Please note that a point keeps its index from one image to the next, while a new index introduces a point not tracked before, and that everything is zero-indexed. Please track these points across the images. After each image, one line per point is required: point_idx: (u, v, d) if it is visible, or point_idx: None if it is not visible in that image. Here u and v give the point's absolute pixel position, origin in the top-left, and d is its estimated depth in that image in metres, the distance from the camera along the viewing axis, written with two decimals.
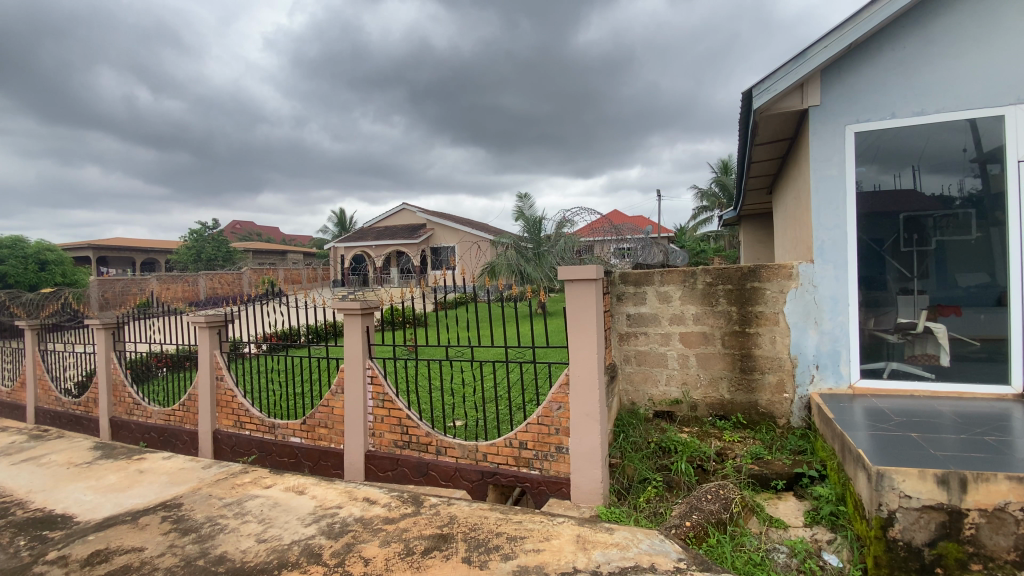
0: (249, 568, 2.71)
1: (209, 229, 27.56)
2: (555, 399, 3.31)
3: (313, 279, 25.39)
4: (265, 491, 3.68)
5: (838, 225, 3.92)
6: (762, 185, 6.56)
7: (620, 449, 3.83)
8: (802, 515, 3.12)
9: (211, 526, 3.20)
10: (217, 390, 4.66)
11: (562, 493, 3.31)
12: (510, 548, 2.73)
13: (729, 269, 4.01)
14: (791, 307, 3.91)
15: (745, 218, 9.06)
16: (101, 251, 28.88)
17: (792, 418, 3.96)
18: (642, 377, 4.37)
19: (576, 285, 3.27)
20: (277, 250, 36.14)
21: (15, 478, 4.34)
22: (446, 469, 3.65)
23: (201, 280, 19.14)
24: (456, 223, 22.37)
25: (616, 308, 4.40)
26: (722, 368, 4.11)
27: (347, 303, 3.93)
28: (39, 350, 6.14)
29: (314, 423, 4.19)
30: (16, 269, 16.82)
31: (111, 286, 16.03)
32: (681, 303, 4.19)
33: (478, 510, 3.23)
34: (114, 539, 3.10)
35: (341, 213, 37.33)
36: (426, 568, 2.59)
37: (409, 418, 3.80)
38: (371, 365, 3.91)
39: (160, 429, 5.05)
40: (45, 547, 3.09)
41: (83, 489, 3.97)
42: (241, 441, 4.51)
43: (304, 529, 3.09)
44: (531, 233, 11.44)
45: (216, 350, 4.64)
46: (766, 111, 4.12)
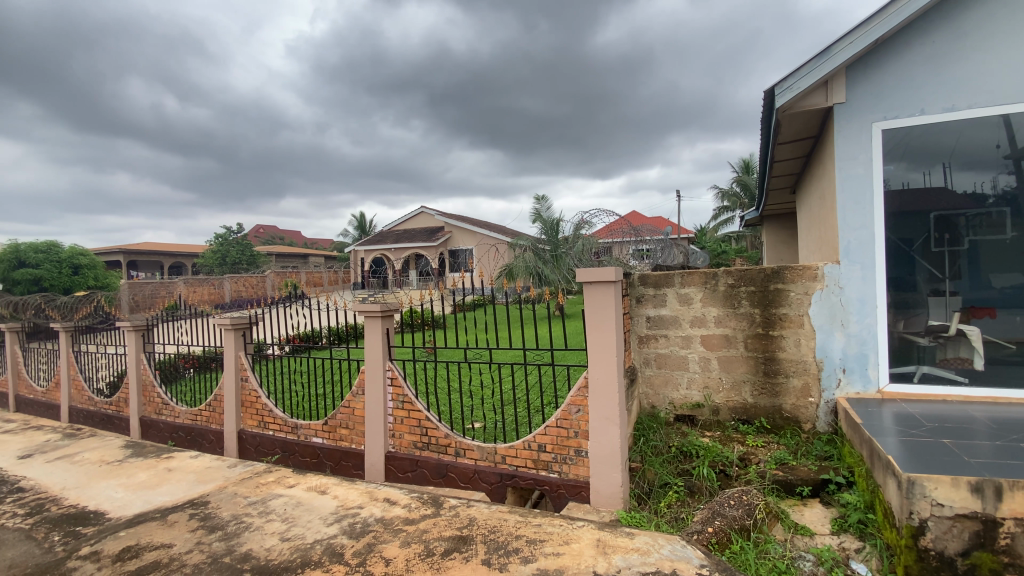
0: (273, 566, 2.76)
1: (233, 233, 28.24)
2: (574, 402, 3.29)
3: (333, 282, 25.76)
4: (288, 490, 3.74)
5: (864, 225, 3.82)
6: (784, 185, 6.43)
7: (640, 453, 3.79)
8: (828, 523, 3.04)
9: (237, 524, 3.27)
10: (242, 390, 4.76)
11: (580, 497, 3.29)
12: (529, 551, 2.73)
13: (752, 271, 3.94)
14: (816, 309, 3.82)
15: (767, 219, 8.90)
16: (130, 255, 29.84)
17: (817, 423, 3.87)
18: (662, 380, 4.33)
19: (594, 287, 3.25)
20: (299, 254, 36.82)
21: (50, 474, 4.50)
22: (464, 471, 3.65)
23: (225, 283, 19.58)
24: (473, 225, 22.47)
25: (635, 311, 4.36)
26: (745, 371, 4.04)
27: (368, 305, 3.98)
28: (73, 351, 6.35)
29: (335, 424, 4.24)
30: (51, 273, 17.50)
31: (141, 288, 16.53)
32: (702, 305, 4.13)
33: (497, 512, 3.23)
34: (144, 536, 3.19)
35: (360, 217, 37.88)
36: (446, 570, 2.60)
37: (428, 420, 3.82)
38: (391, 367, 3.95)
39: (187, 429, 5.17)
40: (78, 542, 3.19)
41: (114, 486, 4.09)
42: (265, 440, 4.59)
43: (326, 528, 3.14)
44: (549, 235, 11.43)
45: (240, 351, 4.73)
46: (789, 109, 4.05)
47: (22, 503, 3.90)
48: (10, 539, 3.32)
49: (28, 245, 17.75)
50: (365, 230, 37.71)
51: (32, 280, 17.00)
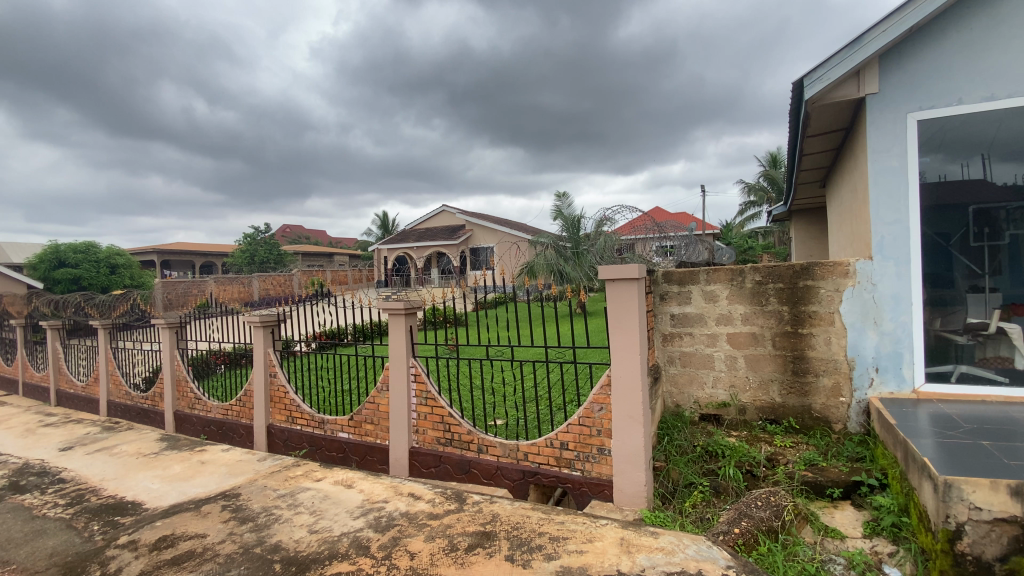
0: (302, 557, 2.82)
1: (261, 233, 28.95)
2: (597, 400, 3.28)
3: (357, 281, 26.15)
4: (316, 484, 3.83)
5: (898, 220, 3.69)
6: (813, 178, 6.26)
7: (664, 452, 3.74)
8: (860, 526, 2.95)
9: (266, 516, 3.35)
10: (270, 386, 4.88)
11: (604, 495, 3.27)
12: (553, 548, 2.73)
13: (780, 267, 3.85)
14: (848, 307, 3.71)
15: (796, 214, 8.66)
16: (164, 255, 30.88)
17: (849, 423, 3.76)
18: (686, 378, 4.27)
19: (617, 284, 3.23)
20: (323, 253, 37.49)
21: (91, 466, 4.70)
22: (487, 467, 3.67)
23: (253, 282, 20.10)
24: (494, 223, 22.50)
25: (659, 308, 4.31)
26: (773, 370, 3.95)
27: (391, 303, 4.03)
28: (111, 348, 6.61)
29: (361, 419, 4.31)
30: (90, 272, 18.23)
31: (174, 287, 17.10)
32: (728, 302, 4.06)
33: (520, 509, 3.24)
34: (179, 526, 3.31)
35: (382, 216, 38.35)
36: (470, 565, 2.63)
37: (451, 417, 3.85)
38: (415, 364, 3.99)
39: (218, 423, 5.33)
40: (117, 531, 3.33)
41: (151, 478, 4.24)
42: (293, 435, 4.70)
43: (352, 521, 3.20)
44: (570, 232, 11.38)
45: (269, 348, 4.85)
46: (819, 101, 3.94)
47: (65, 493, 4.08)
48: (54, 527, 3.48)
49: (68, 246, 18.52)
50: (388, 228, 38.18)
51: (73, 279, 17.76)
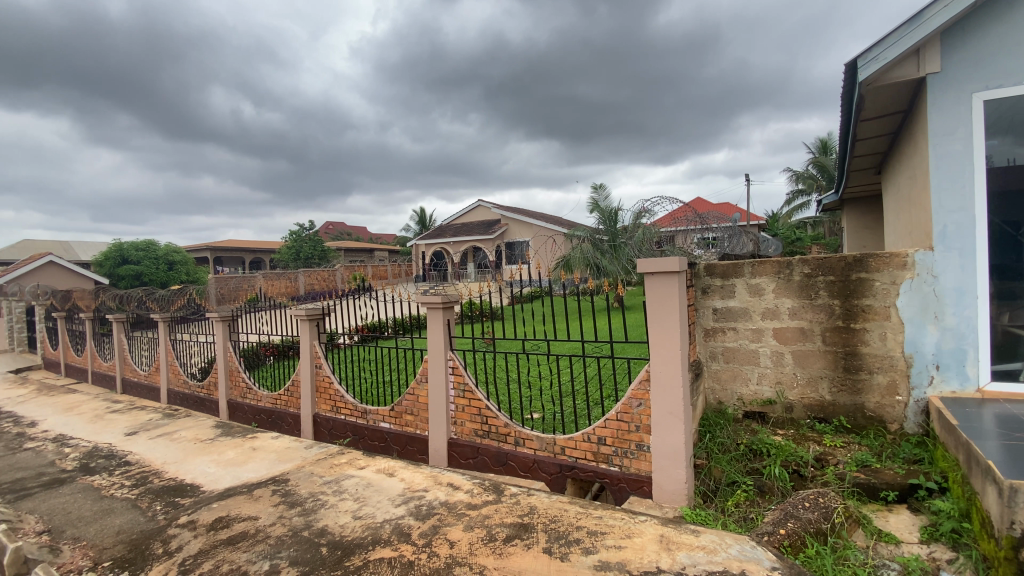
0: (346, 541, 2.93)
1: (305, 230, 30.02)
2: (636, 395, 3.23)
3: (395, 276, 26.73)
4: (359, 472, 3.97)
5: (963, 207, 3.44)
6: (868, 165, 5.93)
7: (706, 450, 3.66)
8: (917, 531, 2.80)
9: (314, 501, 3.50)
10: (316, 377, 5.07)
11: (642, 492, 3.23)
12: (591, 543, 2.72)
13: (831, 259, 3.67)
14: (905, 301, 3.50)
15: (849, 202, 8.22)
16: (216, 252, 32.54)
17: (906, 423, 3.55)
18: (730, 375, 4.15)
19: (656, 277, 3.17)
20: (363, 248, 38.50)
21: (154, 450, 5.03)
22: (525, 460, 3.69)
23: (298, 277, 20.89)
24: (529, 217, 22.44)
25: (701, 302, 4.21)
26: (823, 366, 3.79)
27: (429, 297, 4.10)
28: (170, 340, 7.02)
29: (401, 410, 4.42)
30: (150, 269, 19.46)
31: (225, 282, 17.99)
32: (775, 296, 3.91)
33: (558, 502, 3.25)
34: (233, 508, 3.50)
35: (419, 212, 38.95)
36: (508, 555, 2.66)
37: (488, 409, 3.89)
38: (452, 357, 4.05)
39: (268, 411, 5.58)
40: (178, 511, 3.55)
41: (207, 462, 4.50)
42: (337, 424, 4.87)
43: (394, 509, 3.30)
44: (607, 225, 11.23)
45: (314, 340, 5.04)
46: (874, 82, 3.71)
47: (130, 475, 4.39)
48: (122, 506, 3.75)
49: (130, 245, 19.76)
50: (425, 224, 38.79)
51: (135, 275, 18.97)
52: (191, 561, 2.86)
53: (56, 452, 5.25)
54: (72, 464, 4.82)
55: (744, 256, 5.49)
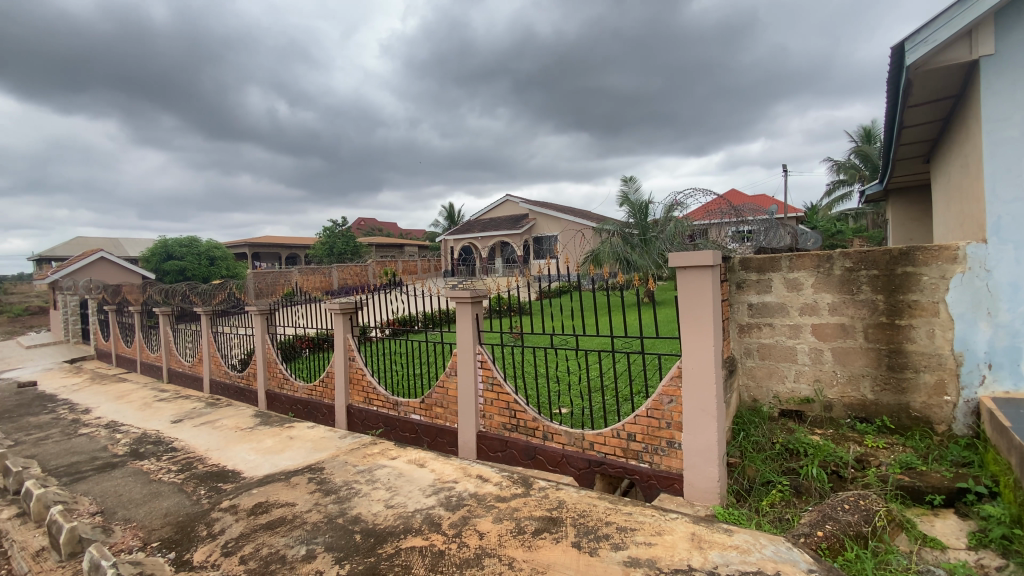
0: (379, 529, 3.01)
1: (337, 226, 30.73)
2: (666, 392, 3.19)
3: (425, 271, 27.07)
4: (391, 462, 4.06)
5: (1020, 197, 3.23)
6: (915, 153, 5.64)
7: (740, 449, 3.57)
8: (965, 536, 2.67)
9: (348, 490, 3.60)
10: (349, 369, 5.20)
11: (673, 489, 3.19)
12: (620, 539, 2.71)
13: (875, 252, 3.51)
14: (956, 296, 3.30)
15: (895, 193, 7.83)
16: (255, 248, 33.73)
17: (954, 425, 3.37)
18: (765, 372, 4.04)
19: (689, 271, 3.10)
20: (393, 244, 39.12)
21: (198, 437, 5.27)
22: (553, 455, 3.69)
23: (332, 272, 21.42)
24: (558, 212, 22.30)
25: (736, 297, 4.11)
26: (864, 364, 3.64)
27: (458, 291, 4.13)
28: (212, 332, 7.31)
29: (431, 403, 4.49)
30: (193, 264, 20.30)
31: (264, 277, 18.60)
32: (814, 291, 3.78)
33: (586, 497, 3.24)
34: (272, 494, 3.64)
35: (448, 207, 39.28)
36: (537, 548, 2.68)
37: (516, 403, 3.91)
38: (481, 351, 4.08)
39: (304, 402, 5.75)
40: (221, 496, 3.72)
41: (247, 450, 4.69)
42: (370, 415, 4.98)
43: (425, 499, 3.36)
44: (637, 218, 11.07)
45: (348, 333, 5.16)
46: (923, 66, 3.53)
47: (176, 460, 4.61)
48: (169, 490, 3.95)
49: (174, 241, 20.66)
50: (454, 219, 39.11)
51: (179, 270, 19.86)
52: (233, 544, 2.99)
53: (109, 438, 5.56)
54: (124, 449, 5.10)
55: (781, 250, 5.31)
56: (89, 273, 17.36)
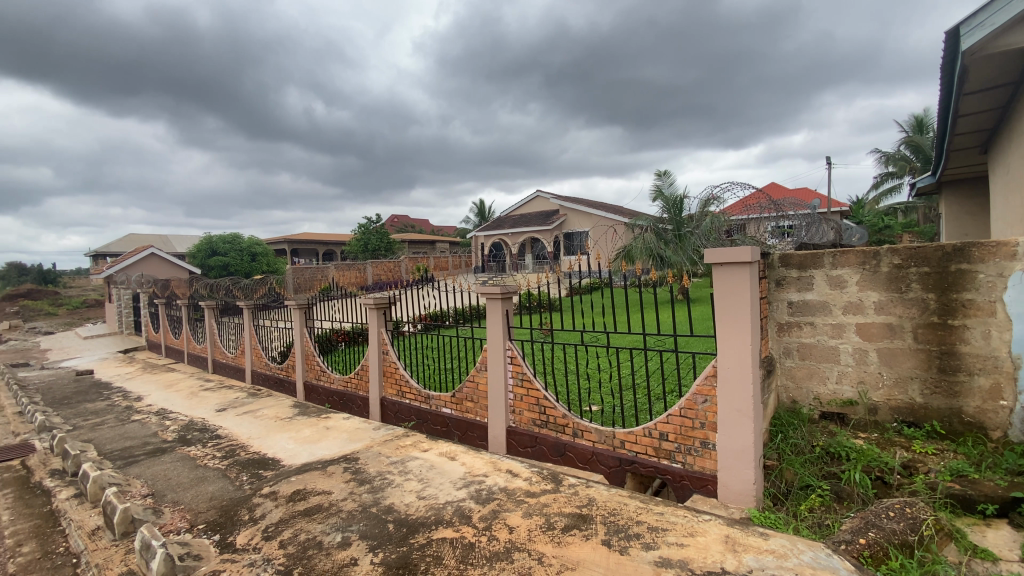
0: (411, 520, 3.08)
1: (371, 222, 31.38)
2: (701, 391, 3.13)
3: (456, 267, 27.34)
4: (423, 455, 4.15)
5: None
6: (972, 143, 5.31)
7: (777, 451, 3.47)
8: (1019, 549, 2.52)
9: (381, 480, 3.69)
10: (383, 362, 5.32)
11: (707, 490, 3.12)
12: (652, 538, 2.68)
13: (926, 249, 3.32)
14: (1016, 295, 3.07)
15: (950, 185, 7.38)
16: (294, 244, 34.89)
17: (1011, 432, 3.16)
18: (805, 373, 3.91)
19: (726, 268, 3.03)
20: (425, 240, 39.65)
21: (241, 425, 5.51)
22: (583, 452, 3.67)
23: (366, 267, 21.90)
24: (589, 207, 22.08)
25: (775, 295, 3.99)
26: (913, 366, 3.46)
27: (489, 287, 4.15)
28: (254, 325, 7.60)
29: (462, 397, 4.54)
30: (236, 260, 21.10)
31: (303, 272, 19.23)
32: (859, 289, 3.62)
33: (617, 496, 3.22)
34: (309, 482, 3.77)
35: (479, 203, 39.51)
36: (567, 545, 2.68)
37: (547, 400, 3.91)
38: (511, 347, 4.10)
39: (340, 393, 5.92)
40: (262, 482, 3.88)
41: (286, 438, 4.87)
42: (402, 408, 5.08)
43: (456, 491, 3.41)
44: (671, 213, 10.86)
45: (381, 328, 5.27)
46: (979, 51, 3.32)
47: (221, 447, 4.83)
48: (214, 475, 4.15)
49: (218, 238, 21.54)
50: (485, 216, 39.28)
51: (223, 266, 20.74)
52: (273, 529, 3.11)
53: (159, 424, 5.88)
54: (172, 435, 5.38)
55: (825, 245, 5.10)
56: (140, 268, 18.33)
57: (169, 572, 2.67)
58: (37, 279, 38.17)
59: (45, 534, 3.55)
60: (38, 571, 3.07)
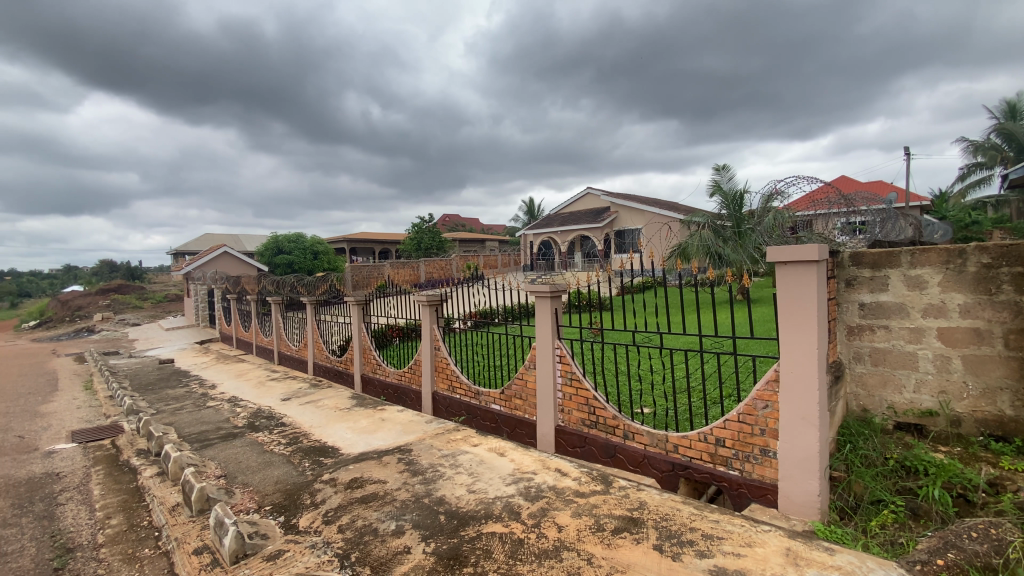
0: (462, 512, 3.15)
1: (424, 222, 32.15)
2: (761, 397, 2.99)
3: (506, 265, 27.55)
4: (473, 449, 4.23)
5: None
6: None
7: (845, 462, 3.25)
8: None
9: (433, 472, 3.80)
10: (435, 358, 5.46)
11: (766, 500, 2.99)
12: (706, 546, 2.60)
13: (1021, 246, 3.00)
14: None
15: None
16: (352, 243, 36.49)
17: None
18: (878, 380, 3.64)
19: (792, 267, 2.87)
20: (476, 238, 40.16)
21: (303, 414, 5.84)
22: (634, 455, 3.60)
23: (419, 265, 22.48)
24: (641, 204, 21.53)
25: (844, 296, 3.74)
26: (1002, 376, 3.15)
27: (538, 286, 4.16)
28: (316, 319, 8.01)
29: (511, 394, 4.58)
30: (301, 259, 22.26)
31: (360, 271, 19.74)
32: (941, 291, 3.33)
33: (669, 501, 3.15)
34: (366, 471, 3.94)
35: (529, 202, 39.59)
36: (617, 547, 2.65)
37: (596, 400, 3.86)
38: (560, 346, 4.08)
39: (394, 386, 6.13)
40: (322, 469, 4.10)
41: (345, 428, 5.11)
42: (453, 402, 5.20)
43: (505, 487, 3.45)
44: (731, 210, 10.44)
45: (433, 324, 5.41)
46: None
47: (285, 434, 5.14)
48: (279, 460, 4.42)
49: (284, 237, 22.84)
50: (535, 215, 39.29)
51: (288, 264, 21.95)
52: (333, 514, 3.28)
53: (231, 411, 6.34)
54: (242, 421, 5.78)
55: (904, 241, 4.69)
56: (215, 266, 19.75)
57: (240, 548, 2.86)
58: (127, 275, 42.01)
59: (132, 508, 3.92)
60: (126, 541, 3.40)
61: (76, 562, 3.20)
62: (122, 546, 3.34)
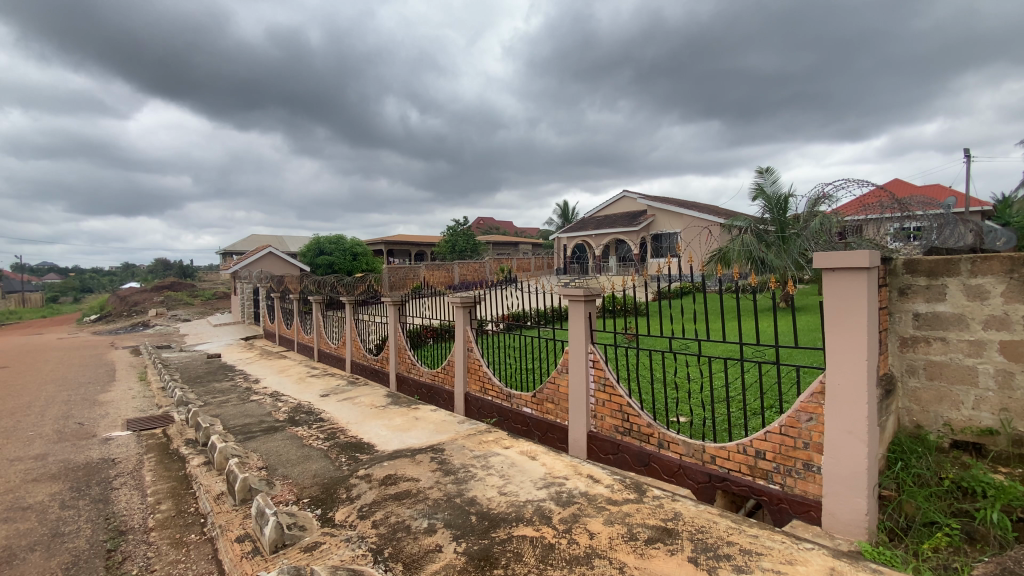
0: (492, 513, 3.17)
1: (460, 225, 32.58)
2: (805, 409, 2.88)
3: (540, 269, 27.49)
4: (505, 451, 4.25)
5: None
6: None
7: (896, 481, 3.07)
8: None
9: (465, 472, 3.84)
10: (467, 359, 5.51)
11: (808, 517, 2.87)
12: (744, 561, 2.52)
13: None
14: None
15: None
16: (390, 244, 37.40)
17: None
18: (934, 395, 3.43)
19: (840, 274, 2.74)
20: (510, 241, 40.34)
21: (341, 410, 6.02)
22: (669, 464, 3.53)
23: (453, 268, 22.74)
24: (680, 207, 21.06)
25: (897, 306, 3.55)
26: None
27: (571, 290, 4.12)
28: (354, 318, 8.24)
29: (543, 398, 4.58)
30: (340, 259, 22.90)
31: (398, 271, 19.81)
32: (1005, 302, 3.10)
33: (706, 512, 3.06)
34: (399, 468, 4.01)
35: (563, 206, 39.48)
36: (650, 558, 2.60)
37: (630, 407, 3.80)
38: (593, 350, 4.05)
39: (428, 386, 6.22)
40: (358, 464, 4.21)
41: (380, 425, 5.24)
42: (485, 404, 5.23)
43: (537, 491, 3.45)
44: (774, 214, 10.12)
45: (466, 326, 5.46)
46: None
47: (324, 429, 5.31)
48: (317, 454, 4.56)
49: (326, 238, 23.64)
50: (570, 217, 39.06)
51: (328, 264, 22.62)
52: (367, 509, 3.36)
53: (273, 405, 6.59)
54: (283, 415, 6.00)
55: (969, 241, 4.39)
56: (260, 266, 20.63)
57: (279, 538, 2.96)
58: (179, 274, 44.35)
59: (180, 494, 4.13)
60: (174, 526, 3.59)
61: (128, 543, 3.39)
62: (170, 530, 3.53)
